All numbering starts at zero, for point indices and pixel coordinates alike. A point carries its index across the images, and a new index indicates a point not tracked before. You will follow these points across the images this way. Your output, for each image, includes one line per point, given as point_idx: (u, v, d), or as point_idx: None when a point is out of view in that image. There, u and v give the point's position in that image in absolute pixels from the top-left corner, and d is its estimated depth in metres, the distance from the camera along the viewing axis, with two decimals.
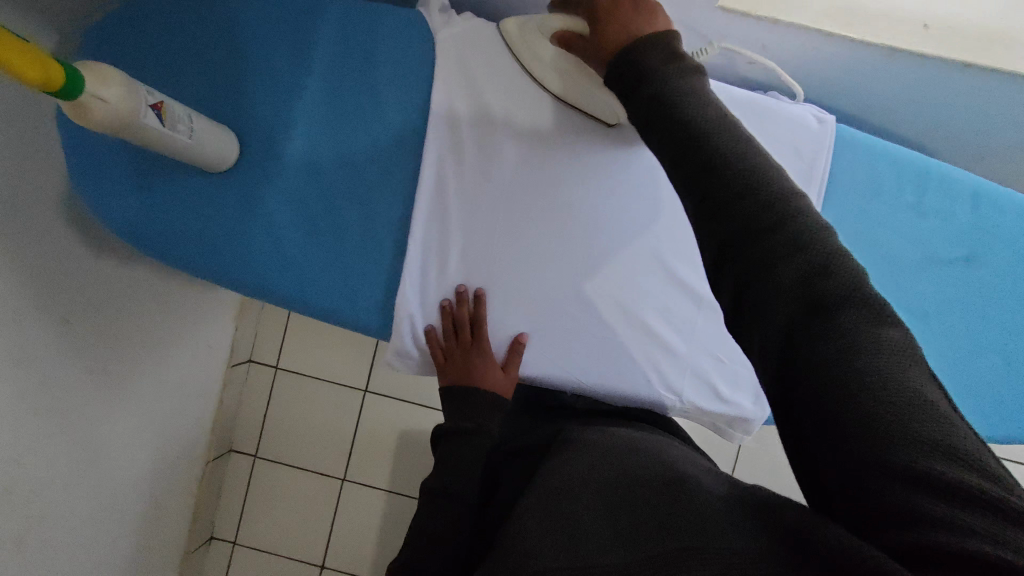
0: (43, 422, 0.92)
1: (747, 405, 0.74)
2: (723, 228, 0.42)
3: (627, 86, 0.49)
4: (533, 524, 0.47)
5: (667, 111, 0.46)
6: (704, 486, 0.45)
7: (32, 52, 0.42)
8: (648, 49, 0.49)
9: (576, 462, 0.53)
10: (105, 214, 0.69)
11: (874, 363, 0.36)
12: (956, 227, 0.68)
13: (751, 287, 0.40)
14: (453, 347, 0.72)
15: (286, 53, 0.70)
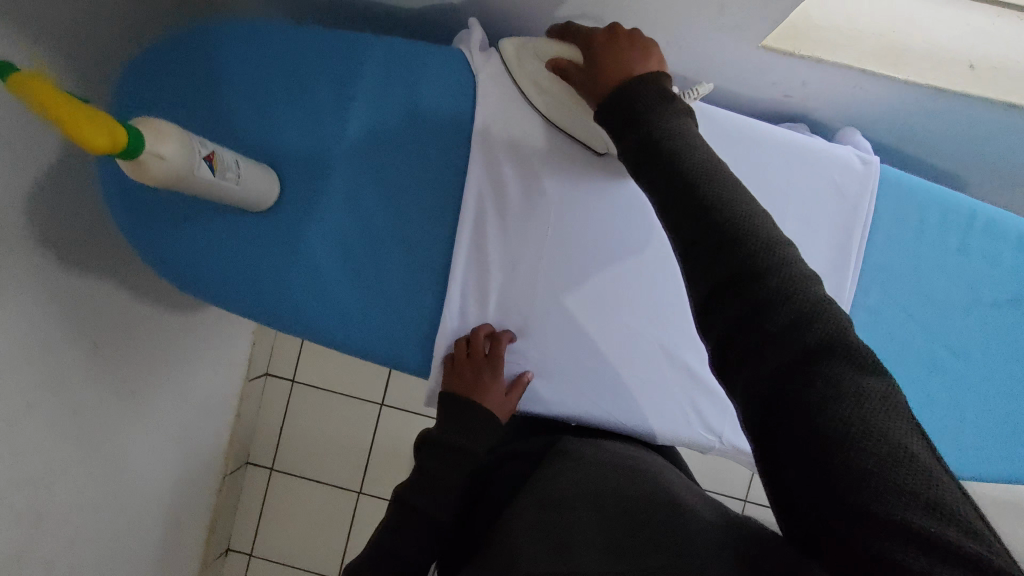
0: (70, 447, 0.92)
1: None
2: (714, 273, 0.40)
3: (622, 123, 0.50)
4: (522, 525, 0.51)
5: (662, 155, 0.45)
6: (697, 517, 0.48)
7: (100, 118, 0.42)
8: (645, 91, 0.49)
9: (570, 474, 0.57)
10: (148, 251, 0.69)
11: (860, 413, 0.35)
12: (1000, 270, 0.69)
13: (739, 335, 0.38)
14: (464, 363, 0.69)
15: (327, 93, 0.70)
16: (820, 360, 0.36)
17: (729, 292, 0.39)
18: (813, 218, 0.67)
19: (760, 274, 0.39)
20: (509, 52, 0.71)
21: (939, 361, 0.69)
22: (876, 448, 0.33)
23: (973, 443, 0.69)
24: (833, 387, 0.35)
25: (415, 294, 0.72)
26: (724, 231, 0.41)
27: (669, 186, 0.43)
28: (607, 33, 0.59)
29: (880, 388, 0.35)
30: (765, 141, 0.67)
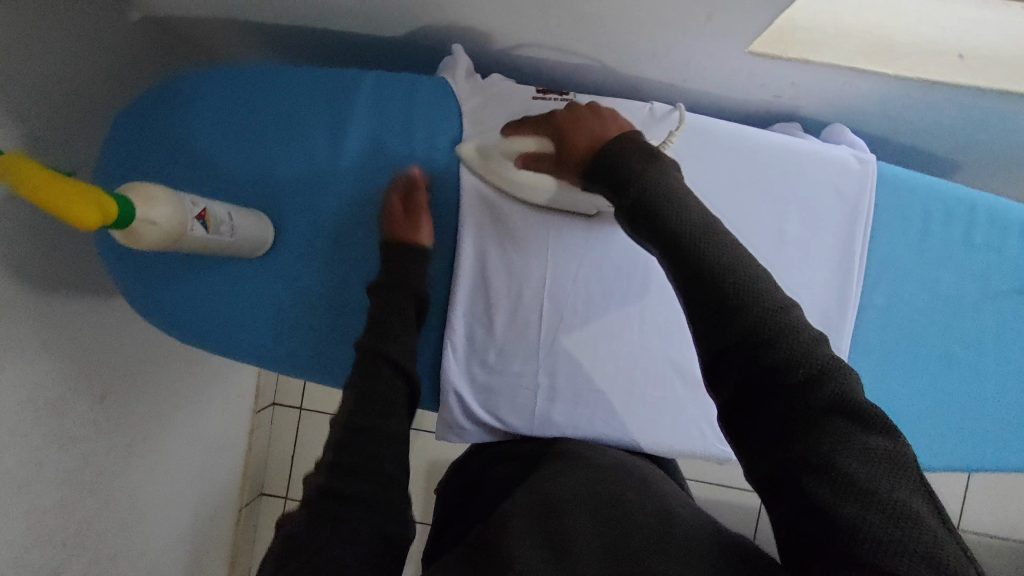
0: (84, 501, 0.92)
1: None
2: (718, 332, 0.41)
3: (610, 187, 0.50)
4: (514, 527, 0.50)
5: (655, 217, 0.45)
6: (678, 517, 0.50)
7: (89, 193, 0.42)
8: (626, 151, 0.50)
9: (566, 479, 0.56)
10: (155, 309, 0.70)
11: (864, 471, 0.36)
12: (1007, 260, 0.68)
13: (745, 391, 0.40)
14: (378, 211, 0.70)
15: (314, 133, 0.70)
16: (817, 415, 0.38)
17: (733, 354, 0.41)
18: (813, 223, 0.67)
19: (763, 336, 0.40)
20: (467, 154, 0.69)
21: (953, 357, 0.68)
22: (877, 505, 0.35)
23: (995, 434, 0.69)
24: (831, 443, 0.37)
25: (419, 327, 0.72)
26: (724, 292, 0.41)
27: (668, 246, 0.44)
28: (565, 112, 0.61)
29: (884, 447, 0.37)
30: (755, 154, 0.67)
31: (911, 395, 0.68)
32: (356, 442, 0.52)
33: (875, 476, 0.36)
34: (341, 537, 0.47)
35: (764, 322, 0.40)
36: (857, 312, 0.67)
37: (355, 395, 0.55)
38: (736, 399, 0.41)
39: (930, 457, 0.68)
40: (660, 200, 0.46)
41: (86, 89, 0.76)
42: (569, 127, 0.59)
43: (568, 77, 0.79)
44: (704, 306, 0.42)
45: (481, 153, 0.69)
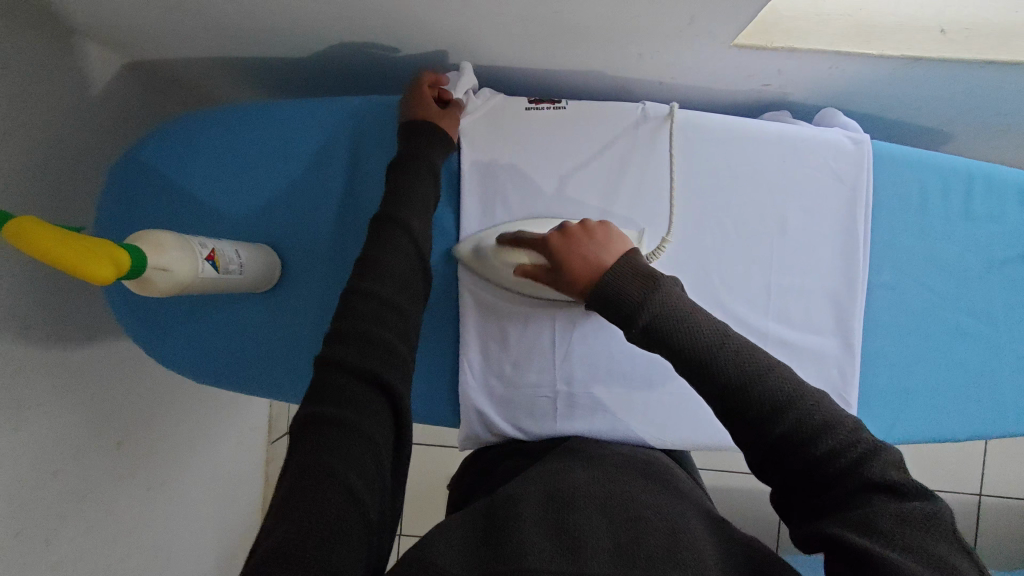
0: (109, 549, 0.92)
1: (855, 403, 0.67)
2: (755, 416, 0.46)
3: (613, 313, 0.53)
4: (528, 517, 0.50)
5: (667, 338, 0.49)
6: (689, 524, 0.51)
7: (102, 246, 0.42)
8: (622, 278, 0.53)
9: (585, 478, 0.57)
10: (166, 353, 0.71)
11: (899, 528, 0.40)
12: (1009, 227, 0.69)
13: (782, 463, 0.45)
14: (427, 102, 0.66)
15: (313, 162, 0.71)
16: (856, 487, 0.43)
17: (776, 448, 0.45)
18: (816, 207, 0.68)
19: (799, 430, 0.45)
20: (465, 254, 0.69)
21: (965, 329, 0.69)
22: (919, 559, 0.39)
23: (1013, 402, 0.69)
24: (871, 514, 0.41)
25: (432, 345, 0.72)
26: (760, 401, 0.46)
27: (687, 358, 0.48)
28: (557, 235, 0.62)
29: (915, 508, 0.41)
30: (747, 143, 0.68)
31: (926, 369, 0.68)
32: (373, 347, 0.51)
33: (912, 532, 0.40)
34: (351, 454, 0.46)
35: (800, 422, 0.45)
36: (866, 291, 0.68)
37: (374, 296, 0.53)
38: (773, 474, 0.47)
39: (951, 430, 0.69)
40: (670, 325, 0.49)
41: (77, 139, 0.77)
42: (561, 248, 0.61)
43: (558, 82, 0.79)
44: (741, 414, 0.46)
45: (479, 257, 0.68)
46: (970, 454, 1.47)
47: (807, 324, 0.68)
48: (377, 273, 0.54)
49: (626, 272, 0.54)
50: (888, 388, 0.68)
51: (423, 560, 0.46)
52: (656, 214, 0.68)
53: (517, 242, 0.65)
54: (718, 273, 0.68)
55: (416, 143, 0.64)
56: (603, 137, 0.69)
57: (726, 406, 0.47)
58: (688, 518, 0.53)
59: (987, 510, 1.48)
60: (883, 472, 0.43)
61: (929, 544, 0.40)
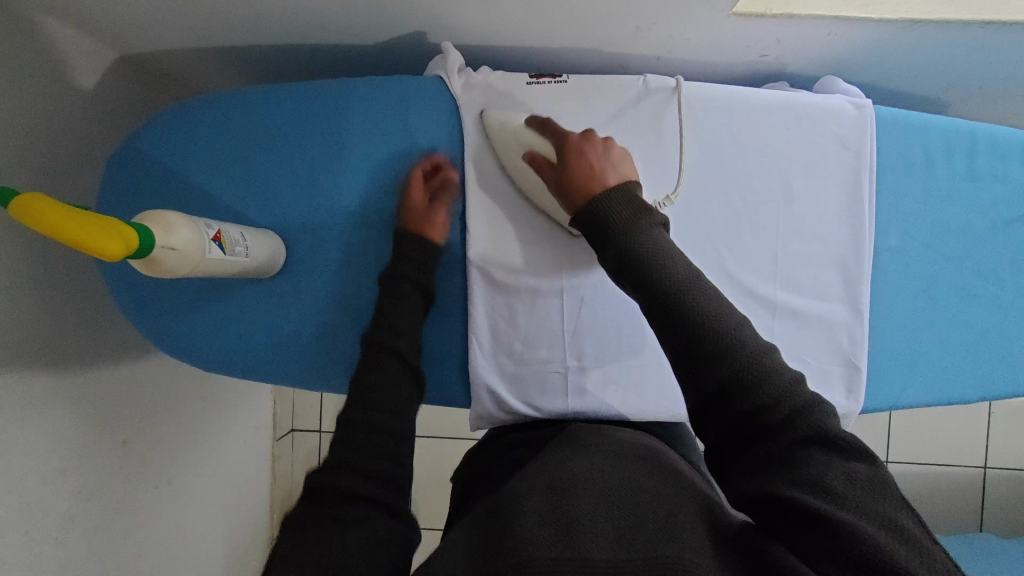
0: (119, 549, 0.92)
1: (865, 368, 0.67)
2: (713, 380, 0.45)
3: (596, 236, 0.54)
4: (531, 510, 0.49)
5: (640, 267, 0.50)
6: (691, 504, 0.50)
7: (110, 224, 0.42)
8: (615, 203, 0.54)
9: (580, 460, 0.55)
10: (178, 344, 0.71)
11: (840, 487, 0.42)
12: (1011, 185, 0.69)
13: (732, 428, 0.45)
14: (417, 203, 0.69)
15: (314, 145, 0.70)
16: (801, 445, 0.44)
17: (720, 402, 0.45)
18: (821, 172, 0.68)
19: (752, 396, 0.44)
20: (492, 124, 0.69)
21: (972, 288, 0.69)
22: (861, 514, 0.41)
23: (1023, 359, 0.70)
24: (818, 473, 0.43)
25: (439, 326, 0.72)
26: (706, 346, 0.46)
27: (658, 301, 0.48)
28: (582, 137, 0.63)
29: (858, 466, 0.42)
30: (748, 109, 0.68)
31: (934, 331, 0.68)
32: (376, 474, 0.50)
33: (855, 491, 0.42)
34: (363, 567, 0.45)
35: (742, 371, 0.45)
36: (872, 256, 0.68)
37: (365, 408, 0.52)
38: (724, 438, 0.46)
39: (960, 389, 0.69)
40: (647, 249, 0.50)
41: (72, 134, 0.76)
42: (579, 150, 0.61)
43: (555, 59, 0.78)
44: (689, 357, 0.46)
45: (502, 129, 0.69)
46: (974, 424, 1.48)
47: (815, 289, 0.68)
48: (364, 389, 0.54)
49: (622, 195, 0.54)
50: (897, 351, 0.68)
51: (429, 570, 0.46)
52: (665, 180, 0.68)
53: (545, 129, 0.66)
54: (732, 244, 0.68)
55: (406, 257, 0.65)
56: (605, 111, 0.69)
57: (675, 347, 0.47)
58: (690, 495, 0.52)
59: (991, 481, 1.49)
60: (825, 427, 0.44)
61: (876, 504, 0.41)
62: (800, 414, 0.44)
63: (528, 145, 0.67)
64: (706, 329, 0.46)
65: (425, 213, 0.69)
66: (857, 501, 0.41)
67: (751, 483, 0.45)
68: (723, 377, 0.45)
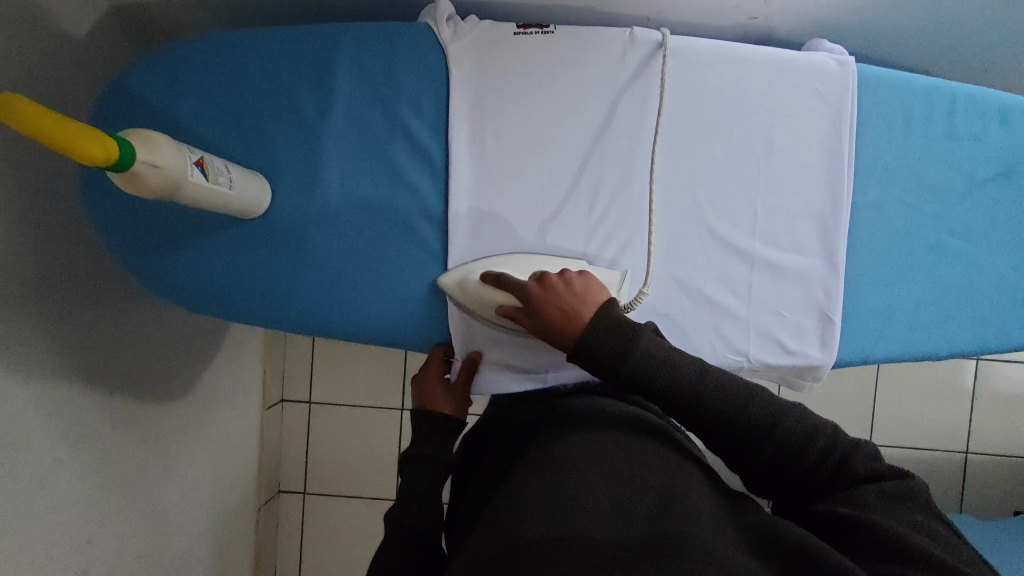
0: (105, 499, 0.93)
1: (839, 322, 0.69)
2: (761, 440, 0.50)
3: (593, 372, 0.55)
4: (542, 493, 0.52)
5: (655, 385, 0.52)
6: (691, 487, 0.53)
7: (88, 129, 0.42)
8: (600, 340, 0.54)
9: (578, 438, 0.59)
10: (167, 286, 0.72)
11: (882, 506, 0.47)
12: (990, 144, 0.70)
13: (780, 472, 0.51)
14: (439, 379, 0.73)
15: (301, 91, 0.70)
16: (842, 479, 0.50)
17: (767, 452, 0.50)
18: (802, 128, 0.69)
19: (792, 442, 0.50)
20: (450, 286, 0.70)
21: (948, 246, 0.70)
22: (902, 525, 0.46)
23: (997, 318, 0.71)
24: (855, 493, 0.49)
25: (422, 277, 0.72)
26: (746, 417, 0.51)
27: (679, 401, 0.51)
28: (536, 282, 0.61)
29: (894, 488, 0.48)
30: (732, 65, 0.68)
31: (909, 288, 0.70)
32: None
33: (897, 508, 0.47)
34: None
35: (786, 434, 0.50)
36: (850, 211, 0.69)
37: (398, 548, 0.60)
38: (774, 478, 0.52)
39: (936, 346, 0.70)
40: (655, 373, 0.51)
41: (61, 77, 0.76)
42: (539, 297, 0.60)
43: (546, 14, 0.78)
44: (731, 432, 0.51)
45: (461, 287, 0.69)
46: (956, 407, 1.50)
47: (792, 243, 0.69)
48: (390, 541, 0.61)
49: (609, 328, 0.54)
50: (873, 305, 0.70)
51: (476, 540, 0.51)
52: (646, 134, 0.69)
53: (499, 284, 0.65)
54: (712, 195, 0.69)
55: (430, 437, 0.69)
56: (591, 64, 0.69)
57: (716, 431, 0.51)
58: (686, 474, 0.55)
59: (973, 468, 1.51)
60: (864, 467, 0.50)
61: (909, 513, 0.47)
62: (844, 461, 0.50)
63: (492, 301, 0.67)
64: (741, 415, 0.51)
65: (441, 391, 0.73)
66: (900, 516, 0.46)
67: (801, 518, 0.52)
68: (770, 438, 0.50)
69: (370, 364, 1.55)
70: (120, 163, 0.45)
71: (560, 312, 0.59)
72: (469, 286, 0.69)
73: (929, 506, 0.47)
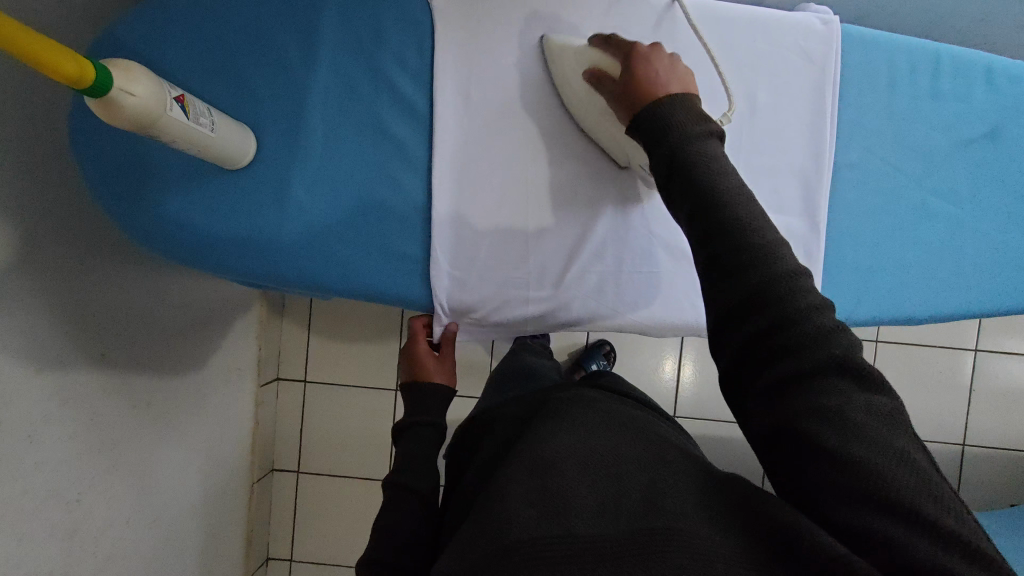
0: (95, 459, 0.94)
1: (818, 280, 0.69)
2: (741, 287, 0.49)
3: (649, 139, 0.57)
4: (521, 487, 0.58)
5: (687, 178, 0.53)
6: (675, 482, 0.58)
7: (63, 51, 0.43)
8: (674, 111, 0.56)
9: (561, 434, 0.64)
10: (148, 237, 0.71)
11: (860, 416, 0.46)
12: (973, 106, 0.71)
13: (760, 340, 0.49)
14: (425, 354, 0.84)
15: (289, 41, 0.70)
16: (830, 375, 0.48)
17: (747, 312, 0.49)
18: (785, 86, 0.69)
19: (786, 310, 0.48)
20: (552, 44, 0.70)
21: (929, 208, 0.71)
22: (880, 451, 0.46)
23: (977, 282, 0.71)
24: (846, 407, 0.46)
25: (406, 234, 0.73)
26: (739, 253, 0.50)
27: (698, 203, 0.52)
28: (645, 49, 0.61)
29: (876, 401, 0.47)
30: (719, 20, 0.69)
31: (892, 249, 0.70)
32: (406, 546, 0.67)
33: (879, 425, 0.46)
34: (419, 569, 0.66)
35: (772, 286, 0.48)
36: (832, 170, 0.69)
37: (412, 498, 0.72)
38: (746, 353, 0.50)
39: (914, 308, 0.70)
40: (696, 160, 0.53)
41: None
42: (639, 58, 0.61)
43: None
44: (723, 267, 0.51)
45: (562, 52, 0.70)
46: (951, 399, 1.49)
47: (776, 204, 0.69)
48: (403, 491, 0.72)
49: (679, 109, 0.55)
50: (855, 268, 0.70)
51: (477, 522, 0.57)
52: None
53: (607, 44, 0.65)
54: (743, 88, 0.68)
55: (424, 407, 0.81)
56: (580, 26, 0.71)
57: (709, 256, 0.51)
58: (671, 464, 0.61)
59: (970, 461, 1.49)
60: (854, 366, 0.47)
61: (894, 437, 0.46)
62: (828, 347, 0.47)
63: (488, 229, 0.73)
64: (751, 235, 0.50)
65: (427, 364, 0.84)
66: (881, 436, 0.46)
67: (775, 413, 0.49)
68: (754, 283, 0.49)
69: (366, 343, 1.56)
70: (97, 87, 0.46)
71: (650, 78, 0.59)
72: (567, 53, 0.69)
73: (908, 429, 0.47)
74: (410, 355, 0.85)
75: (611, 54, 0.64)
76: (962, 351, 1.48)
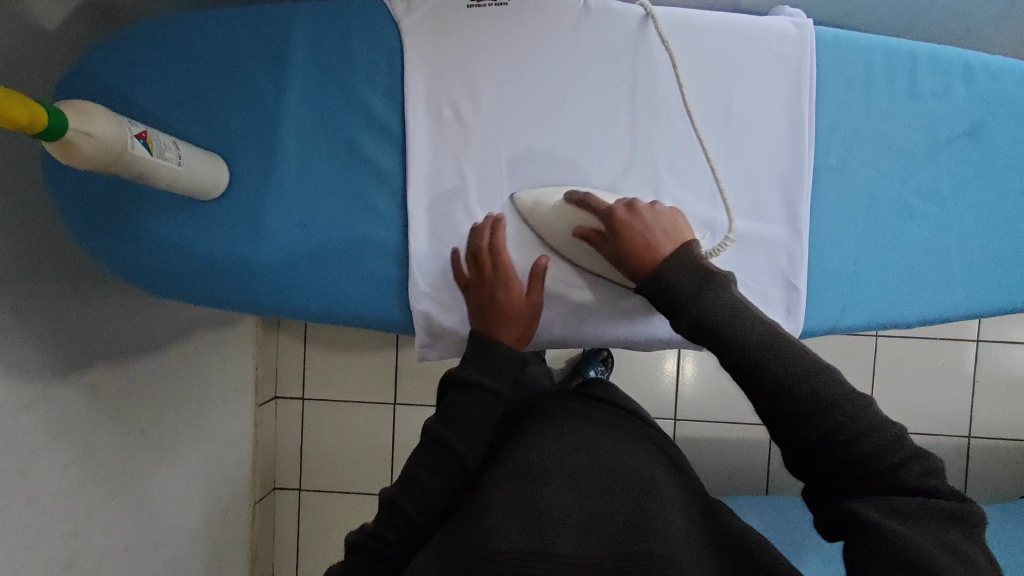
0: (90, 490, 0.93)
1: (804, 287, 0.68)
2: (788, 413, 0.50)
3: (665, 304, 0.57)
4: (506, 499, 0.57)
5: (718, 332, 0.53)
6: (662, 502, 0.57)
7: (15, 98, 0.43)
8: (682, 266, 0.56)
9: (550, 442, 0.63)
10: (129, 271, 0.70)
11: (916, 518, 0.47)
12: (953, 103, 0.70)
13: (814, 450, 0.49)
14: (514, 296, 0.68)
15: (259, 68, 0.70)
16: (886, 479, 0.48)
17: (800, 429, 0.49)
18: (761, 90, 0.68)
19: (841, 428, 0.48)
20: (524, 204, 0.70)
21: (913, 209, 0.70)
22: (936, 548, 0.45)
23: (965, 283, 0.70)
24: (898, 502, 0.47)
25: (386, 256, 0.72)
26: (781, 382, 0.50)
27: (738, 351, 0.52)
28: (627, 208, 0.64)
29: (936, 502, 0.47)
30: (687, 32, 0.68)
31: (877, 251, 0.69)
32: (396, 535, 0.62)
33: (935, 527, 0.47)
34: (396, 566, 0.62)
35: (825, 408, 0.49)
36: (812, 174, 0.68)
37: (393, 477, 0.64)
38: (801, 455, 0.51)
39: (902, 313, 0.69)
40: (718, 315, 0.53)
41: None
42: (626, 219, 0.63)
43: None
44: (770, 396, 0.51)
45: (536, 209, 0.69)
46: (955, 391, 1.47)
47: (756, 211, 0.68)
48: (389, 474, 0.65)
49: (685, 267, 0.56)
50: (840, 273, 0.69)
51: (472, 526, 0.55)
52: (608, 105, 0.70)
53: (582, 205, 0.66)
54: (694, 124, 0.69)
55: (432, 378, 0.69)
56: (552, 40, 0.70)
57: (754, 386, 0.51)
58: (658, 483, 0.60)
59: (977, 453, 1.47)
60: (915, 478, 0.48)
61: (948, 534, 0.46)
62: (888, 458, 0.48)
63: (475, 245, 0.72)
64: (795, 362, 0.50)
65: (518, 309, 0.68)
66: (937, 535, 0.46)
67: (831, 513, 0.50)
68: (803, 408, 0.49)
69: (361, 359, 1.55)
70: (50, 130, 0.46)
71: (647, 239, 0.62)
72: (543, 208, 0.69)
73: (967, 530, 0.47)
74: (496, 302, 0.67)
75: (590, 214, 0.66)
76: (964, 343, 1.46)
